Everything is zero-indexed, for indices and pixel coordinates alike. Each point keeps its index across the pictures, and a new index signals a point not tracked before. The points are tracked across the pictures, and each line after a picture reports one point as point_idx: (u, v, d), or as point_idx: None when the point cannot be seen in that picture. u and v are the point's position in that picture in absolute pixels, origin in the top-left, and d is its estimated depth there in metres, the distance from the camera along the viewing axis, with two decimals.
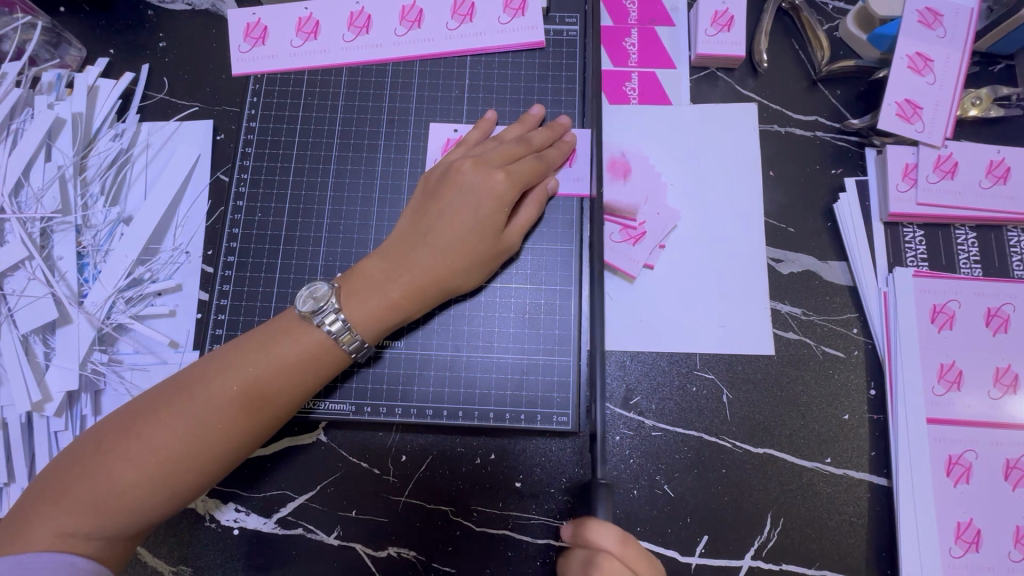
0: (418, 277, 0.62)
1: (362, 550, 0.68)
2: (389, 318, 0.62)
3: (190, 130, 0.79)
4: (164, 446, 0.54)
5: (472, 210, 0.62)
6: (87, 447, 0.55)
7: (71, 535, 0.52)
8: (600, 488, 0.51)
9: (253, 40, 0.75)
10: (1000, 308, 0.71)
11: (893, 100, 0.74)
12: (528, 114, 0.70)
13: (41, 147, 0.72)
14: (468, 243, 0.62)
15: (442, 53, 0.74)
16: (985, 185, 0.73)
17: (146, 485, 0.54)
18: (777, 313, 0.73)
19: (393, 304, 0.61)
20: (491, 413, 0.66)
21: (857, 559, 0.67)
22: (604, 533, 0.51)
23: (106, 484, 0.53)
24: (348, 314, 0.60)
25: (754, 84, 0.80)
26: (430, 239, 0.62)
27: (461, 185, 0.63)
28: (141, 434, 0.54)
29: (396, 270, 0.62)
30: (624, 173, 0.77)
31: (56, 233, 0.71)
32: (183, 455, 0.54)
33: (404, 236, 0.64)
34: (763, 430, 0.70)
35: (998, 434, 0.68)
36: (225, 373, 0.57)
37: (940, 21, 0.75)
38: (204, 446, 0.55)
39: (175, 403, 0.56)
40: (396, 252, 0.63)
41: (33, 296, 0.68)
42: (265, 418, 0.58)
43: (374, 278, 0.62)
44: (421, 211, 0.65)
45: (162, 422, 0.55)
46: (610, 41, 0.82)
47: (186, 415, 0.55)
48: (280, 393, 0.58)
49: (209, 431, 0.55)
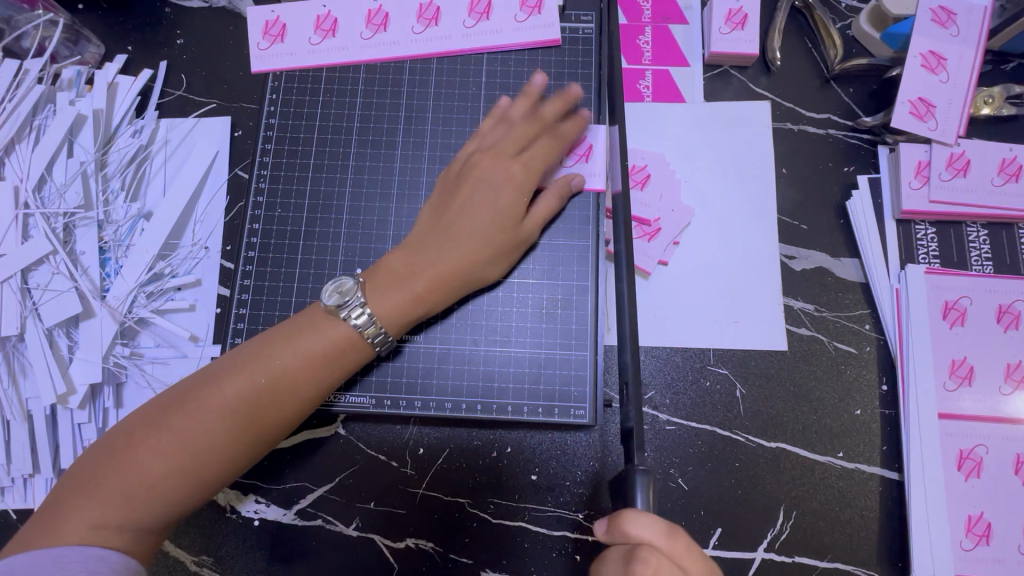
0: (440, 269, 0.63)
1: (381, 541, 0.69)
2: (413, 311, 0.62)
3: (208, 127, 0.79)
4: (194, 437, 0.55)
5: (494, 199, 0.64)
6: (117, 440, 0.55)
7: (102, 529, 0.52)
8: (638, 476, 0.50)
9: (272, 37, 0.76)
10: (1011, 305, 0.72)
11: (907, 98, 0.74)
12: (531, 87, 0.69)
13: (63, 143, 0.73)
14: (490, 232, 0.64)
15: (459, 50, 0.75)
16: (997, 183, 0.74)
17: (176, 476, 0.54)
18: (790, 309, 0.74)
19: (417, 298, 0.62)
20: (509, 406, 0.67)
21: (869, 552, 0.68)
22: (643, 524, 0.48)
23: (138, 476, 0.54)
24: (374, 307, 0.61)
25: (767, 81, 0.81)
26: (453, 232, 0.64)
27: (481, 178, 0.65)
28: (171, 426, 0.55)
29: (420, 263, 0.63)
30: (643, 182, 0.77)
31: (78, 228, 0.72)
32: (212, 446, 0.55)
33: (425, 229, 0.65)
34: (776, 424, 0.71)
35: (1007, 429, 0.69)
36: (251, 365, 0.58)
37: (953, 20, 0.75)
38: (232, 436, 0.56)
39: (203, 395, 0.56)
40: (419, 245, 0.64)
41: (57, 291, 0.69)
42: (290, 409, 0.58)
43: (398, 272, 0.63)
44: (442, 204, 0.66)
45: (191, 413, 0.56)
46: (624, 39, 0.83)
47: (215, 406, 0.56)
48: (305, 384, 0.59)
49: (237, 422, 0.56)
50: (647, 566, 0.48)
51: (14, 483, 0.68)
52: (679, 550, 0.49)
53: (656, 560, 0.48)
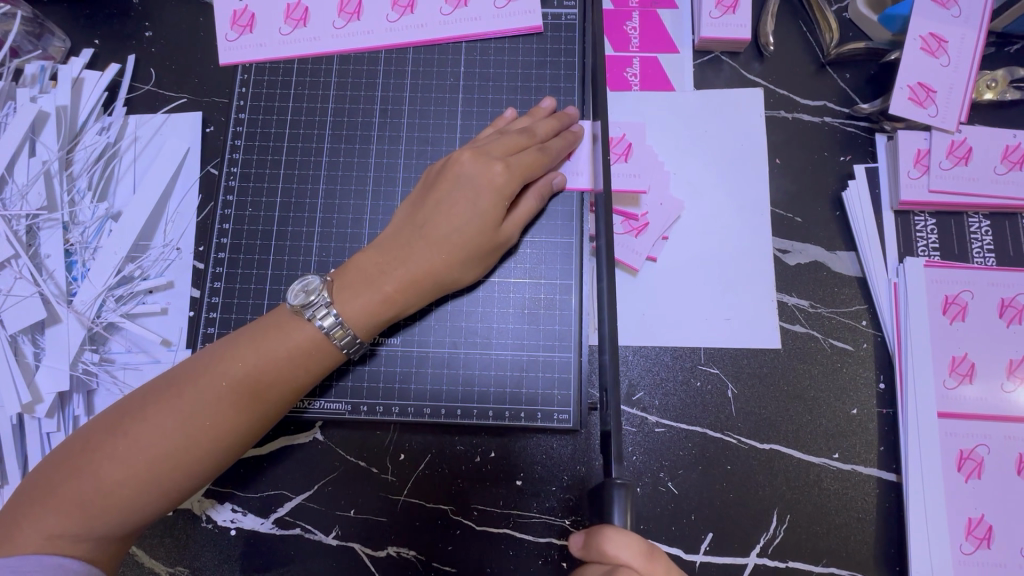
0: (413, 270, 0.60)
1: (361, 550, 0.67)
2: (382, 312, 0.60)
3: (178, 123, 0.76)
4: (153, 444, 0.53)
5: (472, 200, 0.60)
6: (74, 448, 0.53)
7: (60, 538, 0.51)
8: (616, 489, 0.48)
9: (240, 27, 0.73)
10: (1014, 299, 0.69)
11: (905, 83, 0.71)
12: (538, 109, 0.67)
13: (25, 142, 0.70)
14: (466, 235, 0.60)
15: (436, 39, 0.71)
16: (1000, 172, 0.71)
17: (135, 484, 0.52)
18: (784, 305, 0.71)
19: (386, 298, 0.60)
20: (490, 411, 0.64)
21: (865, 557, 0.65)
22: (620, 542, 0.46)
23: (94, 485, 0.52)
24: (342, 309, 0.59)
25: (760, 68, 0.77)
26: (427, 232, 0.60)
27: (460, 177, 0.61)
28: (129, 434, 0.53)
29: (392, 263, 0.60)
30: (625, 153, 0.73)
31: (42, 230, 0.69)
32: (174, 453, 0.53)
33: (401, 228, 0.62)
34: (769, 425, 0.68)
35: (1010, 428, 0.66)
36: (216, 370, 0.55)
37: (955, 0, 0.72)
38: (195, 444, 0.54)
39: (163, 401, 0.54)
40: (392, 245, 0.61)
41: (21, 296, 0.67)
42: (256, 415, 0.56)
43: (368, 271, 0.60)
44: (418, 203, 0.63)
45: (149, 420, 0.53)
46: (610, 25, 0.79)
47: (175, 412, 0.54)
48: (272, 390, 0.56)
49: (198, 429, 0.54)
50: None
51: None
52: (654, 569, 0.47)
53: None
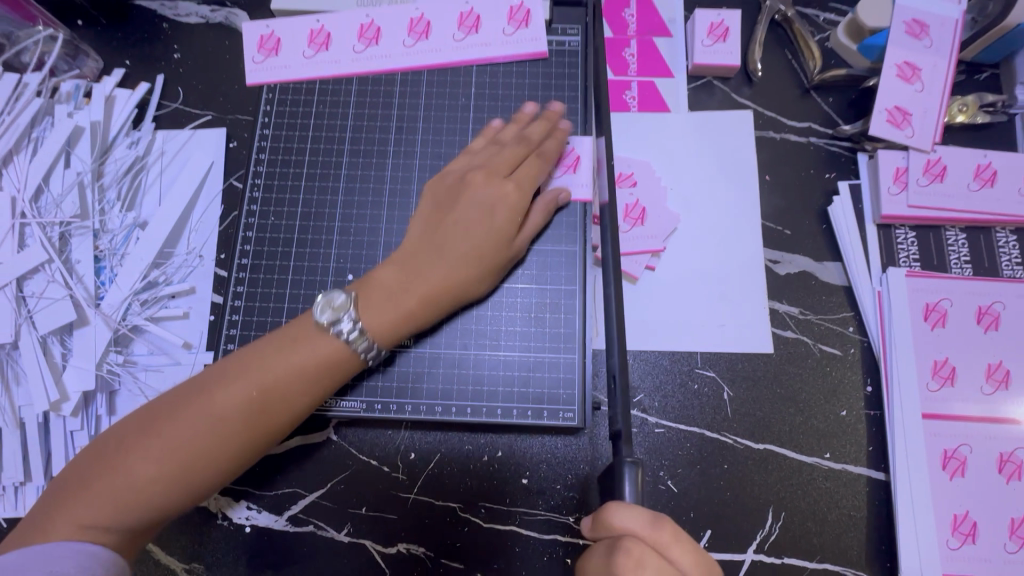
0: (433, 286, 0.63)
1: (372, 547, 0.69)
2: (401, 326, 0.63)
3: (204, 138, 0.81)
4: (186, 443, 0.55)
5: (489, 216, 0.65)
6: (110, 445, 0.56)
7: (91, 528, 0.53)
8: (626, 467, 0.50)
9: (267, 50, 0.78)
10: (990, 306, 0.73)
11: (884, 106, 0.77)
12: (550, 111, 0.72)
13: (60, 154, 0.75)
14: (484, 249, 0.65)
15: (449, 63, 0.77)
16: (973, 188, 0.76)
17: (167, 479, 0.55)
18: (775, 312, 0.75)
19: (407, 313, 0.62)
20: (498, 409, 0.67)
21: (857, 553, 0.68)
22: (627, 514, 0.48)
23: (129, 480, 0.54)
24: (365, 321, 0.61)
25: (749, 92, 0.83)
26: (448, 250, 0.64)
27: (475, 195, 0.66)
28: (163, 433, 0.55)
29: (413, 280, 0.63)
30: (640, 218, 0.78)
31: (74, 237, 0.73)
32: (204, 450, 0.55)
33: (418, 246, 0.66)
34: (763, 426, 0.72)
35: (990, 429, 0.70)
36: (246, 374, 0.58)
37: (927, 32, 0.78)
38: (225, 442, 0.56)
39: (196, 401, 0.57)
40: (412, 262, 0.65)
41: (52, 298, 0.70)
42: (285, 416, 0.59)
43: (388, 286, 0.63)
44: (432, 220, 0.67)
45: (182, 420, 0.56)
46: (610, 51, 0.85)
47: (207, 413, 0.56)
48: (300, 394, 0.59)
49: (230, 427, 0.56)
50: (632, 558, 0.47)
51: (5, 491, 0.68)
52: (666, 540, 0.48)
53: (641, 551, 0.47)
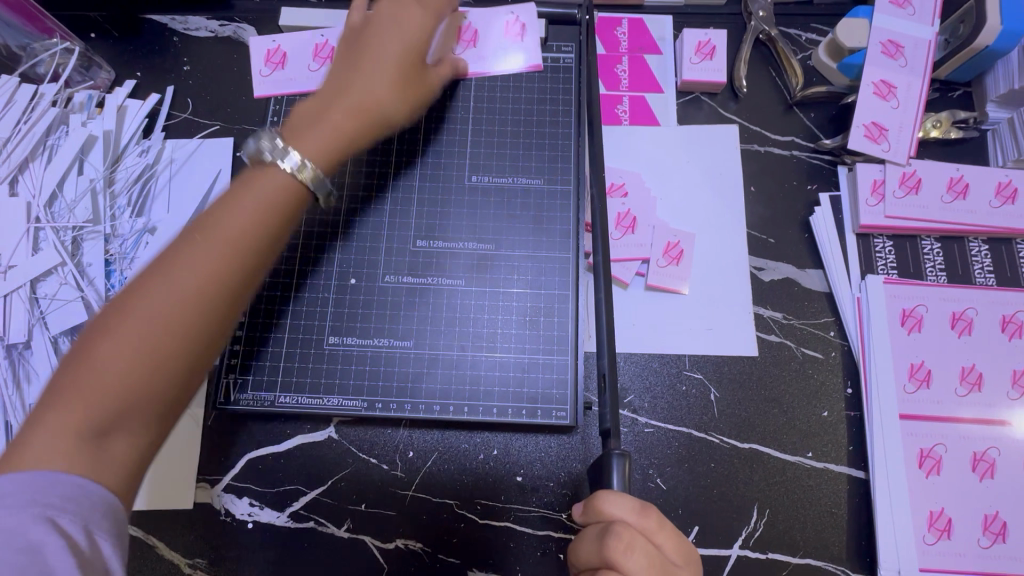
0: (354, 94, 0.62)
1: (371, 542, 0.71)
2: (336, 143, 0.59)
3: (213, 147, 0.83)
4: (119, 392, 0.45)
5: (396, 28, 0.66)
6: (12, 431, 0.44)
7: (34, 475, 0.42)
8: (613, 459, 0.54)
9: (274, 64, 0.82)
10: (964, 312, 0.77)
11: (861, 122, 0.81)
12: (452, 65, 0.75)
13: (74, 162, 0.78)
14: (395, 66, 0.65)
15: (449, 76, 0.81)
16: (947, 200, 0.80)
17: (114, 408, 0.45)
18: (760, 317, 0.79)
19: (331, 123, 0.60)
20: (494, 408, 0.70)
21: (837, 548, 0.71)
22: (616, 501, 0.52)
23: (58, 441, 0.43)
24: (297, 145, 0.57)
25: (735, 107, 0.87)
26: (370, 65, 0.64)
27: (382, 22, 0.67)
28: (87, 389, 0.45)
29: (336, 98, 0.62)
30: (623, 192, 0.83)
31: (85, 241, 0.76)
32: (150, 366, 0.46)
33: (340, 75, 0.64)
34: (748, 426, 0.75)
35: (964, 429, 0.73)
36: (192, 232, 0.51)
37: (902, 52, 0.82)
38: (174, 352, 0.47)
39: (110, 348, 0.46)
40: (340, 81, 0.64)
41: (64, 300, 0.73)
42: (243, 235, 0.51)
43: (315, 111, 0.61)
44: (347, 53, 0.66)
45: (103, 370, 0.45)
46: (602, 67, 0.89)
47: (133, 353, 0.46)
48: (258, 236, 0.52)
49: (177, 331, 0.47)
50: (623, 542, 0.50)
51: None
52: (651, 527, 0.51)
53: (630, 536, 0.50)
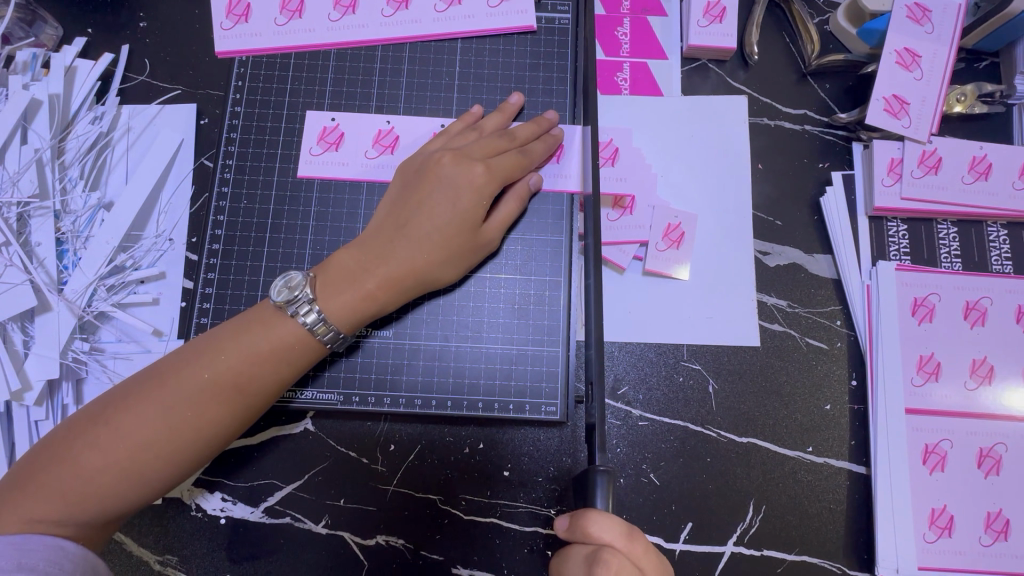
0: (396, 267, 0.61)
1: (350, 539, 0.68)
2: (365, 308, 0.61)
3: (172, 115, 0.76)
4: (112, 461, 0.52)
5: (453, 200, 0.62)
6: (30, 457, 0.53)
7: (37, 522, 0.50)
8: (601, 478, 0.50)
9: (236, 17, 0.73)
10: (978, 302, 0.73)
11: (881, 95, 0.74)
12: (507, 105, 0.69)
13: (16, 129, 0.70)
14: (449, 235, 0.62)
15: (431, 36, 0.73)
16: (968, 181, 0.75)
17: (116, 472, 0.52)
18: (763, 305, 0.74)
19: (367, 294, 0.60)
20: (480, 403, 0.66)
21: (835, 545, 0.68)
22: (613, 530, 0.49)
23: (65, 489, 0.51)
24: (325, 307, 0.59)
25: (745, 76, 0.80)
26: (412, 233, 0.62)
27: (440, 177, 0.62)
28: (109, 442, 0.52)
29: (375, 261, 0.61)
30: (612, 157, 0.76)
31: (33, 218, 0.69)
32: (156, 444, 0.53)
33: (386, 227, 0.63)
34: (746, 420, 0.71)
35: (972, 424, 0.70)
36: (233, 328, 0.58)
37: (928, 17, 0.75)
38: (183, 434, 0.54)
39: (139, 411, 0.53)
40: (376, 241, 0.62)
41: (10, 283, 0.67)
42: (268, 342, 0.57)
43: (349, 269, 0.61)
44: (400, 202, 0.63)
45: (117, 426, 0.53)
46: (602, 30, 0.82)
47: (139, 427, 0.53)
48: (276, 356, 0.57)
49: (183, 420, 0.54)
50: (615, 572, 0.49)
51: None
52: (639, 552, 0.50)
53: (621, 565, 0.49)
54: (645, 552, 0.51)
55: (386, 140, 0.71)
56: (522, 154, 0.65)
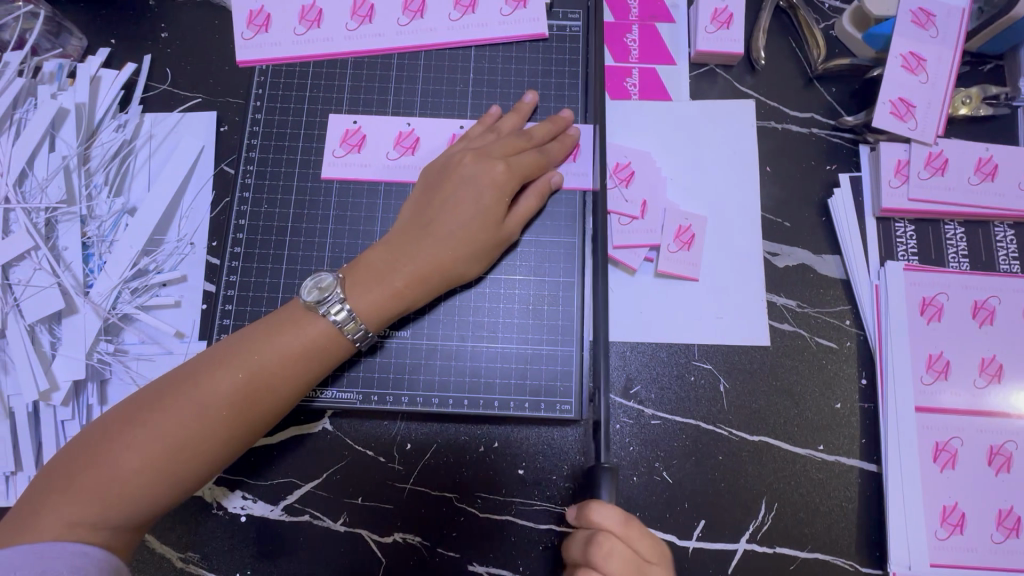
0: (423, 265, 0.63)
1: (368, 536, 0.69)
2: (392, 306, 0.62)
3: (194, 122, 0.79)
4: (147, 461, 0.54)
5: (473, 199, 0.63)
6: (66, 461, 0.54)
7: (77, 526, 0.52)
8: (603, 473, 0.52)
9: (256, 27, 0.75)
10: (986, 301, 0.73)
11: (888, 98, 0.76)
12: (523, 104, 0.71)
13: (44, 137, 0.73)
14: (470, 232, 0.63)
15: (446, 44, 0.75)
16: (974, 182, 0.76)
17: (151, 472, 0.54)
18: (773, 305, 0.75)
19: (396, 292, 0.62)
20: (496, 401, 0.67)
21: (847, 542, 0.69)
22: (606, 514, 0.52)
23: (103, 490, 0.53)
24: (354, 304, 0.61)
25: (752, 81, 0.82)
26: (436, 231, 0.63)
27: (460, 177, 0.64)
28: (144, 443, 0.54)
29: (402, 259, 0.63)
30: (627, 179, 0.78)
31: (60, 223, 0.71)
32: (190, 443, 0.55)
33: (411, 227, 0.64)
34: (758, 418, 0.72)
35: (982, 422, 0.71)
36: (260, 327, 0.60)
37: (933, 22, 0.77)
38: (215, 433, 0.56)
39: (172, 411, 0.55)
40: (402, 240, 0.64)
41: (38, 287, 0.69)
42: (295, 339, 0.59)
43: (377, 267, 0.62)
44: (422, 201, 0.65)
45: (152, 426, 0.54)
46: (611, 37, 0.83)
47: (172, 427, 0.54)
48: (302, 354, 0.59)
49: (215, 419, 0.56)
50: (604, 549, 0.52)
51: None
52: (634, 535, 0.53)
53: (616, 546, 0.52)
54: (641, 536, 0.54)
55: (407, 142, 0.73)
56: (539, 155, 0.67)
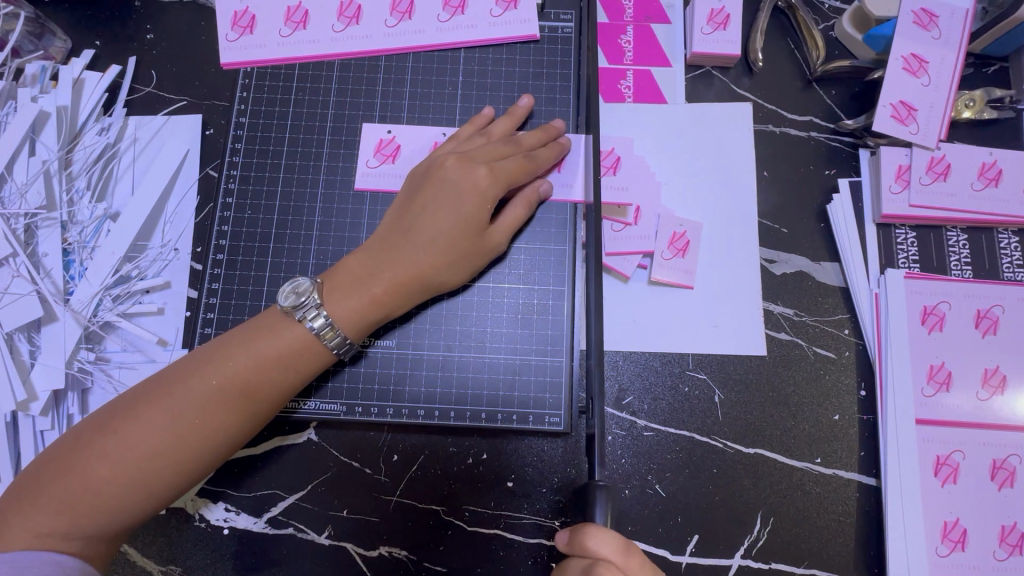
0: (403, 271, 0.61)
1: (353, 550, 0.68)
2: (371, 313, 0.61)
3: (178, 125, 0.77)
4: (119, 471, 0.52)
5: (458, 203, 0.62)
6: (38, 468, 0.53)
7: (47, 535, 0.51)
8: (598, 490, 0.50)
9: (241, 28, 0.74)
10: (989, 310, 0.71)
11: (888, 101, 0.74)
12: (516, 109, 0.69)
13: (24, 141, 0.71)
14: (453, 238, 0.62)
15: (434, 45, 0.73)
16: (977, 187, 0.74)
17: (123, 482, 0.52)
18: (770, 314, 0.73)
19: (374, 299, 0.60)
20: (483, 413, 0.66)
21: (845, 558, 0.67)
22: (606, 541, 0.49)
23: (73, 500, 0.51)
24: (332, 313, 0.59)
25: (749, 83, 0.80)
26: (418, 237, 0.62)
27: (445, 180, 0.62)
28: (115, 453, 0.52)
29: (382, 265, 0.61)
30: (613, 167, 0.76)
31: (40, 229, 0.70)
32: (163, 453, 0.53)
33: (393, 232, 0.63)
34: (753, 431, 0.70)
35: (985, 435, 0.69)
36: (238, 335, 0.58)
37: (935, 22, 0.75)
38: (189, 442, 0.54)
39: (146, 419, 0.54)
40: (383, 246, 0.62)
41: (18, 294, 0.68)
42: (273, 347, 0.57)
43: (356, 274, 0.61)
44: (406, 206, 0.64)
45: (124, 435, 0.53)
46: (605, 38, 0.81)
47: (145, 436, 0.53)
48: (281, 362, 0.57)
49: (190, 428, 0.54)
50: None
51: None
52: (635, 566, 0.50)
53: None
54: (640, 567, 0.50)
55: (387, 150, 0.71)
56: (528, 159, 0.64)
